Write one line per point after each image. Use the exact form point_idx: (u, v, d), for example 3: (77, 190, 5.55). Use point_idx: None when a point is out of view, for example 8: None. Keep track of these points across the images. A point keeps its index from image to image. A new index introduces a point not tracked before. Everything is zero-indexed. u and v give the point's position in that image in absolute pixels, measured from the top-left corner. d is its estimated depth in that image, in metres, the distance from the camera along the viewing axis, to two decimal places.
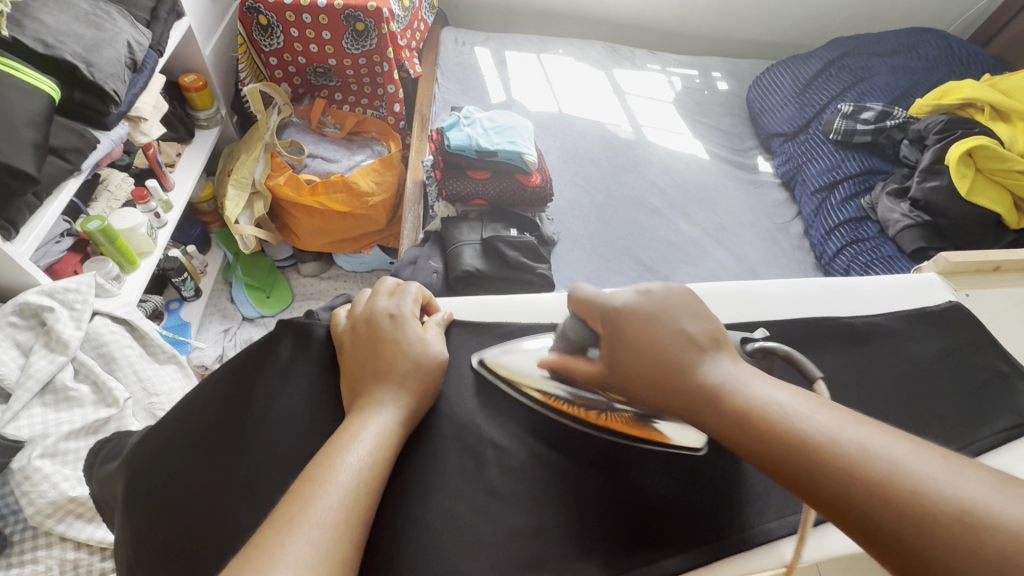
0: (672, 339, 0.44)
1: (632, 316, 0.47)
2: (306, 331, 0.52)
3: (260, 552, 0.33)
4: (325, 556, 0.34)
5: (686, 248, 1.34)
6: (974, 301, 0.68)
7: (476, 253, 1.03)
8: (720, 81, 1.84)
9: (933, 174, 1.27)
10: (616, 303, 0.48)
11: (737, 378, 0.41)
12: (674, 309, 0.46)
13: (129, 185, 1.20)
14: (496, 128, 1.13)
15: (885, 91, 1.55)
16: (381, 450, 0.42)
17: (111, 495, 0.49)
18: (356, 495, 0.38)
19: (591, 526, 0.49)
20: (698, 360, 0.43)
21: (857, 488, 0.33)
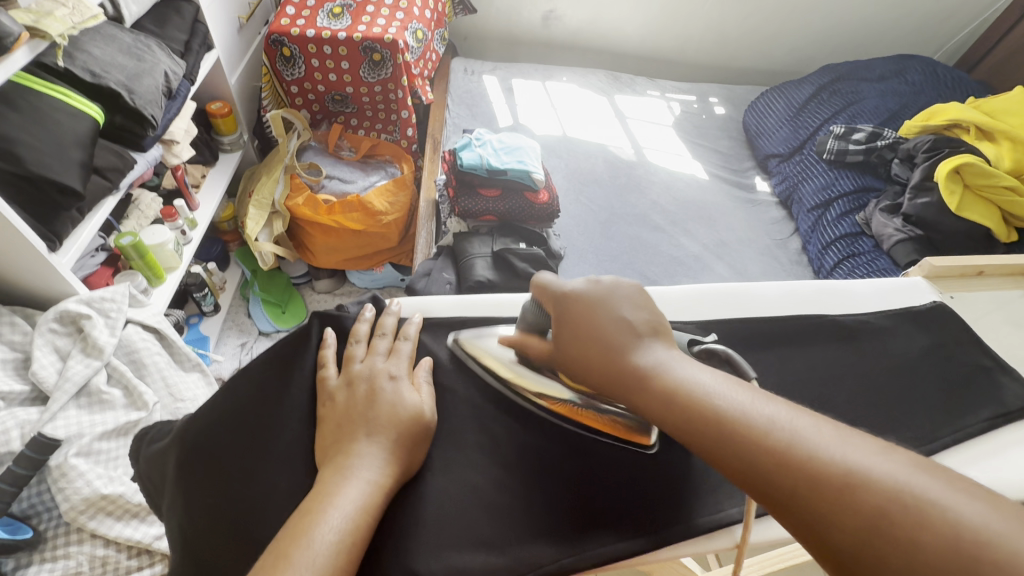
0: (615, 325, 0.47)
1: (578, 300, 0.50)
2: (338, 322, 0.57)
3: (293, 537, 0.39)
4: (351, 537, 0.40)
5: (688, 263, 1.40)
6: (959, 302, 0.72)
7: (487, 265, 1.08)
8: (717, 106, 1.92)
9: (923, 191, 1.33)
10: (567, 289, 0.51)
11: (669, 360, 0.44)
12: (618, 299, 0.49)
13: (158, 204, 1.26)
14: (506, 149, 1.20)
15: (875, 113, 1.63)
16: (400, 441, 0.47)
17: (160, 473, 0.53)
18: (379, 486, 0.44)
19: (606, 499, 0.52)
20: (632, 343, 0.45)
21: (758, 457, 0.35)
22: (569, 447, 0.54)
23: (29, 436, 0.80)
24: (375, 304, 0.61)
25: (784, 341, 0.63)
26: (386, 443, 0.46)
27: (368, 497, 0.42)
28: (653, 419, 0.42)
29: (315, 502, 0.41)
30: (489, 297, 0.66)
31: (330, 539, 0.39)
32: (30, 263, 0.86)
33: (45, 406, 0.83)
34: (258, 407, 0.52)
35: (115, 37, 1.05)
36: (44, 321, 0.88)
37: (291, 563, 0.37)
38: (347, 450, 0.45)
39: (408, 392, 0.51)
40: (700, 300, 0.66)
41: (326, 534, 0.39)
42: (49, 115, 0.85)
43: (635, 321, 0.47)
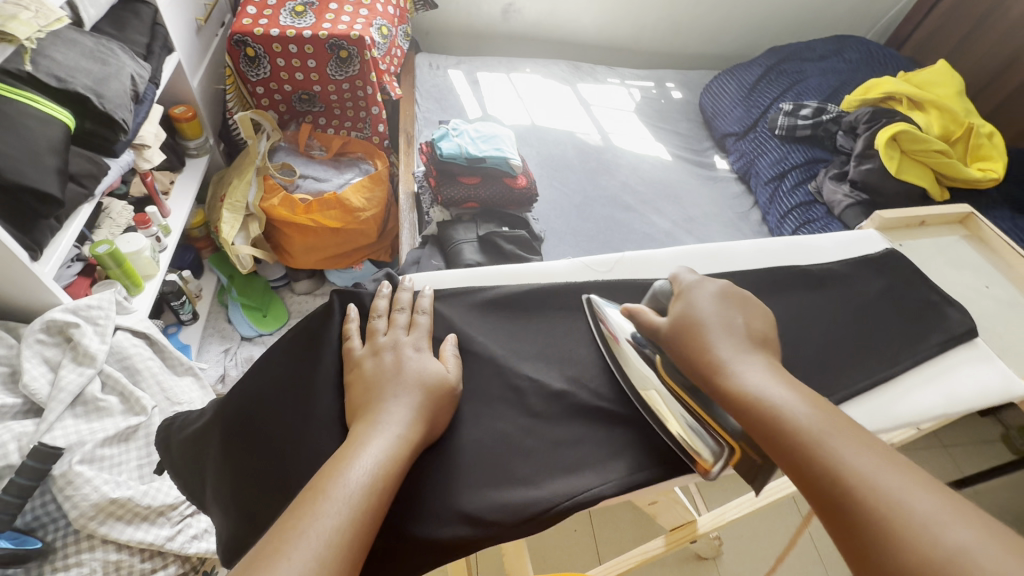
0: (719, 327, 0.50)
1: (707, 301, 0.53)
2: (356, 298, 0.60)
3: (329, 478, 0.41)
4: (383, 476, 0.42)
5: (660, 238, 1.47)
6: (907, 249, 0.81)
7: (475, 249, 1.12)
8: (674, 90, 2.01)
9: (866, 158, 1.45)
10: (684, 290, 0.55)
11: (771, 373, 0.47)
12: (727, 309, 0.53)
13: (129, 212, 1.23)
14: (482, 137, 1.24)
15: (819, 90, 1.74)
16: (426, 398, 0.50)
17: (203, 451, 0.56)
18: (410, 432, 0.47)
19: (623, 435, 0.57)
20: (741, 347, 0.49)
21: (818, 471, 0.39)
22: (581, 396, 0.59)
23: (27, 447, 0.78)
24: (391, 282, 0.65)
25: (762, 291, 0.70)
26: (413, 401, 0.49)
27: (397, 441, 0.45)
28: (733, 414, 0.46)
29: (347, 447, 0.44)
30: (492, 269, 0.71)
31: (361, 476, 0.42)
32: (10, 273, 0.85)
33: (40, 418, 0.82)
34: (290, 382, 0.55)
35: (76, 41, 1.02)
36: (31, 332, 0.86)
37: (326, 497, 0.39)
38: (375, 406, 0.48)
39: (432, 360, 0.54)
40: (685, 260, 0.72)
41: (359, 474, 0.41)
42: (21, 121, 0.83)
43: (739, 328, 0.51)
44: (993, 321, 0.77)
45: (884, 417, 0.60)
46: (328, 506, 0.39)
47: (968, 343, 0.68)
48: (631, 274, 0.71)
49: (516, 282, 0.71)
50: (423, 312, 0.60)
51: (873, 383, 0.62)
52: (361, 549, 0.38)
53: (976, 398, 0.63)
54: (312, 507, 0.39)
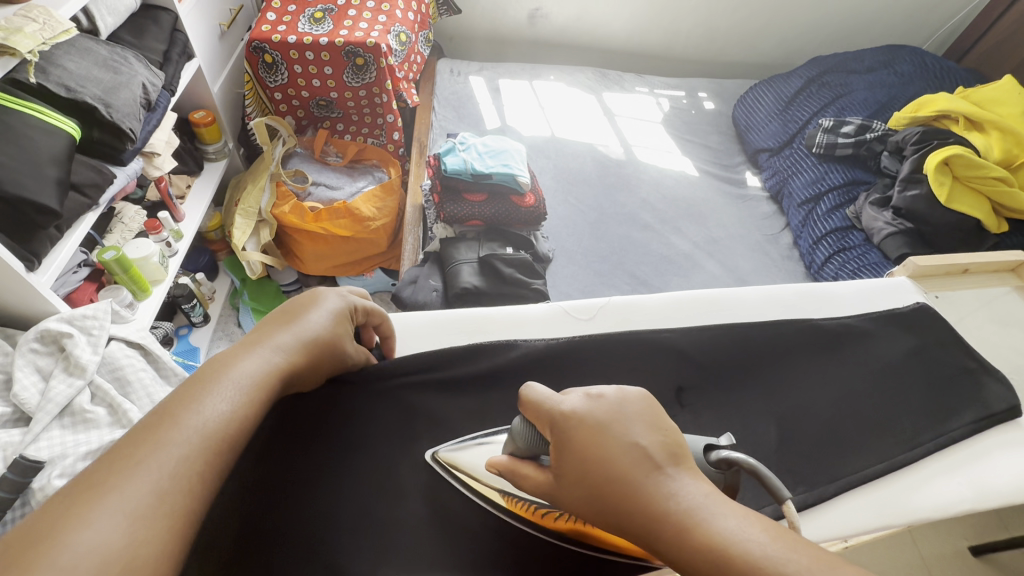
0: (626, 455, 0.38)
1: (582, 424, 0.40)
2: None
3: (181, 411, 0.40)
4: (238, 410, 0.43)
5: (678, 261, 1.39)
6: (945, 302, 0.72)
7: (473, 271, 1.07)
8: (706, 101, 1.92)
9: (913, 182, 1.32)
10: (565, 408, 0.42)
11: (707, 506, 0.35)
12: (627, 417, 0.40)
13: (142, 217, 1.25)
14: (491, 152, 1.19)
15: (864, 105, 1.60)
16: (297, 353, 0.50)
17: None
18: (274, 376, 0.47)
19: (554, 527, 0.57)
20: (652, 478, 0.37)
21: None
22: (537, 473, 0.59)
23: (11, 458, 0.79)
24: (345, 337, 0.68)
25: (760, 350, 0.65)
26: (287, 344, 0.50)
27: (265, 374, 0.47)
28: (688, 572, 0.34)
29: (213, 377, 0.44)
30: (460, 316, 0.72)
31: (216, 411, 0.42)
32: (7, 282, 0.86)
33: (27, 427, 0.82)
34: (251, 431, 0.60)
35: (90, 50, 1.03)
36: (26, 341, 0.89)
37: (172, 428, 0.39)
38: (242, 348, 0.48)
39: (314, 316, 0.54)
40: (683, 306, 0.71)
41: (211, 413, 0.41)
42: (23, 132, 0.83)
43: (648, 444, 0.39)
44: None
45: (900, 512, 0.55)
46: (173, 437, 0.39)
47: (1009, 422, 0.62)
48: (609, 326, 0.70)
49: (487, 325, 0.72)
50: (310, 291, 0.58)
51: (887, 469, 0.58)
52: (205, 475, 0.39)
53: (1011, 491, 0.57)
54: (154, 437, 0.38)
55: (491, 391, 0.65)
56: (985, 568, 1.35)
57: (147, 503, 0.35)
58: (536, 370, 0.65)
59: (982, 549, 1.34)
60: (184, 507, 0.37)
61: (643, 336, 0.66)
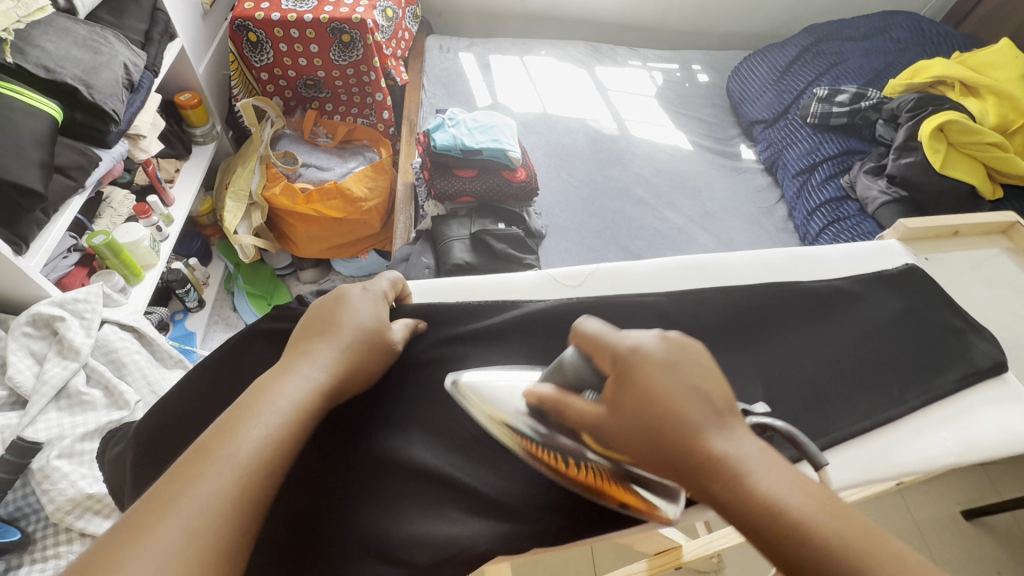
0: (691, 396, 0.39)
1: (649, 362, 0.41)
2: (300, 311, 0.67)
3: (222, 437, 0.41)
4: (282, 434, 0.43)
5: (672, 235, 1.39)
6: (934, 262, 0.72)
7: (466, 247, 1.06)
8: (700, 73, 1.90)
9: (907, 150, 1.31)
10: (630, 343, 0.43)
11: (763, 462, 0.37)
12: (693, 363, 0.41)
13: (131, 201, 1.24)
14: (480, 127, 1.17)
15: (859, 73, 1.58)
16: (340, 362, 0.51)
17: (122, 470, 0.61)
18: (316, 392, 0.47)
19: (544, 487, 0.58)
20: (712, 423, 0.39)
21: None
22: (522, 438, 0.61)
23: (10, 440, 0.80)
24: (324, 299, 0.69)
25: (746, 315, 0.66)
26: (336, 352, 0.51)
27: (310, 381, 0.48)
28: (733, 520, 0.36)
29: (262, 390, 0.46)
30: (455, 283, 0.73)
31: (257, 436, 0.41)
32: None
33: (24, 410, 0.83)
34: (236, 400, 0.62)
35: (68, 29, 1.01)
36: (18, 325, 0.88)
37: (213, 459, 0.39)
38: (294, 360, 0.49)
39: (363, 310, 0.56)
40: (670, 273, 0.70)
41: (252, 438, 0.41)
42: (2, 113, 0.82)
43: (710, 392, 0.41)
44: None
45: (886, 467, 0.56)
46: (215, 468, 0.39)
47: (995, 379, 0.63)
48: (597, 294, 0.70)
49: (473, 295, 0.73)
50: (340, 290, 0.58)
51: (872, 426, 0.58)
52: (254, 503, 0.39)
53: (994, 448, 0.58)
54: (197, 468, 0.39)
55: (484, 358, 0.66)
56: (976, 531, 1.38)
57: (170, 558, 0.34)
58: (524, 340, 0.66)
59: (973, 513, 1.37)
60: (228, 542, 0.37)
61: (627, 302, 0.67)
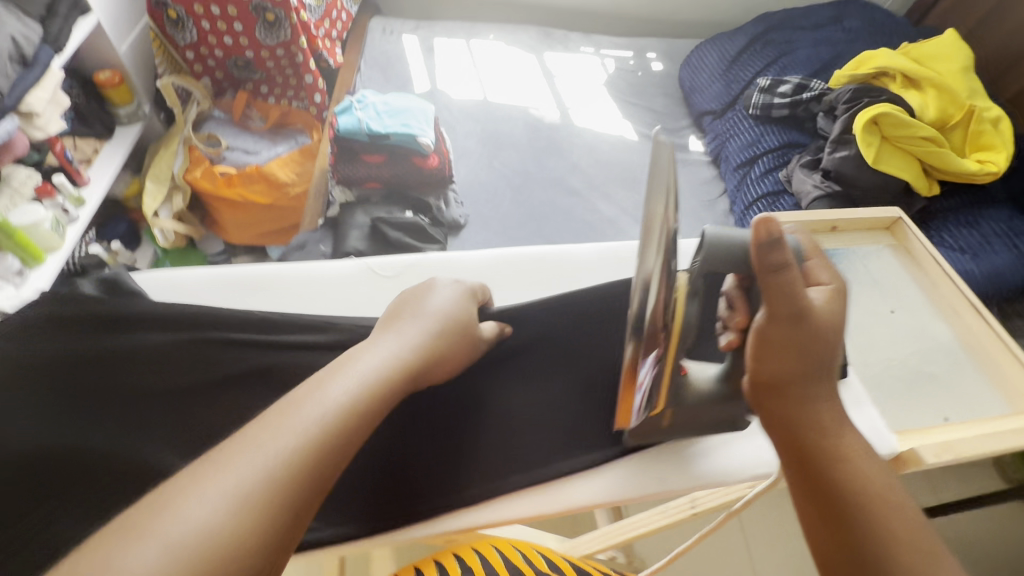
0: (834, 346, 0.48)
1: (829, 311, 0.49)
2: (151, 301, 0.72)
3: (308, 395, 0.45)
4: (347, 407, 0.45)
5: (601, 227, 1.35)
6: None
7: (362, 236, 1.03)
8: (654, 62, 1.84)
9: (842, 144, 1.26)
10: (826, 283, 0.51)
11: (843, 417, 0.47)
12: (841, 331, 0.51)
13: (34, 181, 1.17)
14: (390, 111, 1.13)
15: (806, 63, 1.53)
16: (416, 349, 0.56)
17: None
18: (390, 375, 0.51)
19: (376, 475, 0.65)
20: (826, 375, 0.48)
21: (877, 512, 0.42)
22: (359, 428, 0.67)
23: None
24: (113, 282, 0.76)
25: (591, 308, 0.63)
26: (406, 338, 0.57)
27: (395, 355, 0.54)
28: (797, 437, 0.46)
29: (341, 362, 0.51)
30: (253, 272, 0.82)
31: (336, 396, 0.46)
32: None
33: None
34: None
35: None
36: None
37: (287, 417, 0.43)
38: (385, 340, 0.56)
39: (450, 309, 0.64)
40: None
41: (336, 394, 0.46)
42: None
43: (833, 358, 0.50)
44: (912, 361, 0.88)
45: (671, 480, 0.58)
46: (282, 429, 0.41)
47: None
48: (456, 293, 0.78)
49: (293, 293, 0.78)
50: (428, 282, 0.69)
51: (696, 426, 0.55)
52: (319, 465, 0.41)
53: None
54: (278, 418, 0.43)
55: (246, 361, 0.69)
56: None
57: (227, 498, 0.36)
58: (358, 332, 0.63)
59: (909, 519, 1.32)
60: (286, 497, 0.38)
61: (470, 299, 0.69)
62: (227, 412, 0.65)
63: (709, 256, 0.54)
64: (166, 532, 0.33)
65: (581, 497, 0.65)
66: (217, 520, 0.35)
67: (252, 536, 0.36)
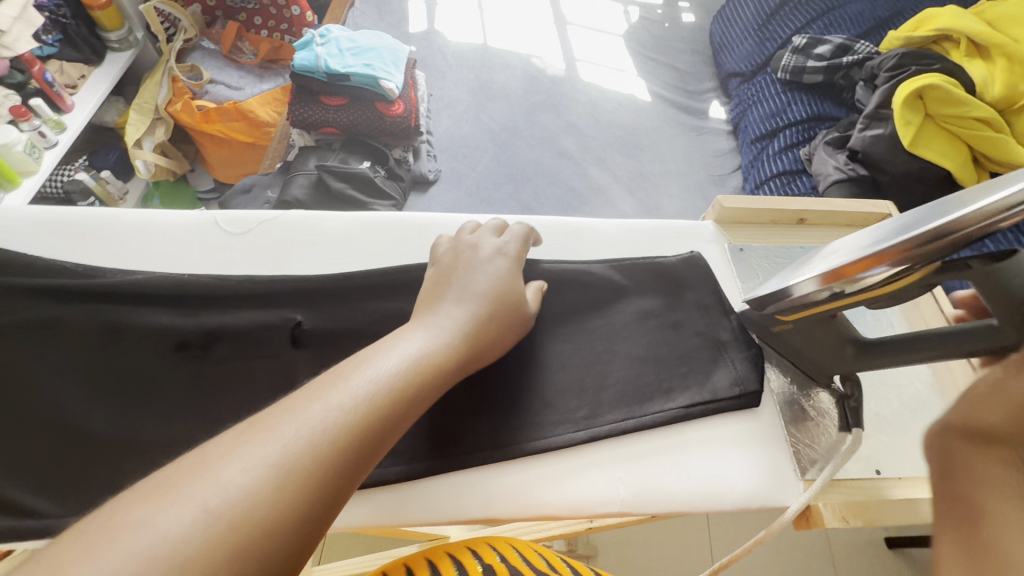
0: None
1: None
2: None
3: (365, 360, 0.39)
4: (409, 371, 0.39)
5: (587, 196, 1.23)
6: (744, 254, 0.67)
7: (306, 183, 0.97)
8: (685, 13, 1.63)
9: (877, 120, 1.08)
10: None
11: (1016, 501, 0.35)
12: None
13: (10, 103, 1.20)
14: (355, 49, 1.04)
15: (856, 21, 1.34)
16: (482, 321, 0.48)
17: None
18: (453, 344, 0.44)
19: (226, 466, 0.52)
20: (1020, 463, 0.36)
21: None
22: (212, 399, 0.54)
23: None
24: None
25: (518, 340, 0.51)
26: (473, 312, 0.48)
27: (442, 339, 0.44)
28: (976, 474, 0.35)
29: (378, 344, 0.42)
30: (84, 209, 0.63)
31: (390, 364, 0.39)
32: None
33: None
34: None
35: None
36: None
37: (341, 378, 0.36)
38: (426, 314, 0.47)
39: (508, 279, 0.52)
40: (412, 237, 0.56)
41: (387, 364, 0.39)
42: None
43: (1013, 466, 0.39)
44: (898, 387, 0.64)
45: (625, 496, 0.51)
46: (335, 389, 0.35)
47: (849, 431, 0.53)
48: (296, 255, 0.63)
49: (106, 236, 0.62)
50: (471, 247, 0.54)
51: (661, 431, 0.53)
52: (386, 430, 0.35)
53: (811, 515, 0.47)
54: (330, 380, 0.36)
55: (30, 313, 0.56)
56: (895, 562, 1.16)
57: (303, 432, 0.32)
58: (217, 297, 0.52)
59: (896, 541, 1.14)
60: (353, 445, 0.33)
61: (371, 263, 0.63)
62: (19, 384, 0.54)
63: (987, 280, 0.44)
64: (203, 498, 0.27)
65: (417, 513, 0.52)
66: (242, 494, 0.27)
67: (289, 513, 0.28)
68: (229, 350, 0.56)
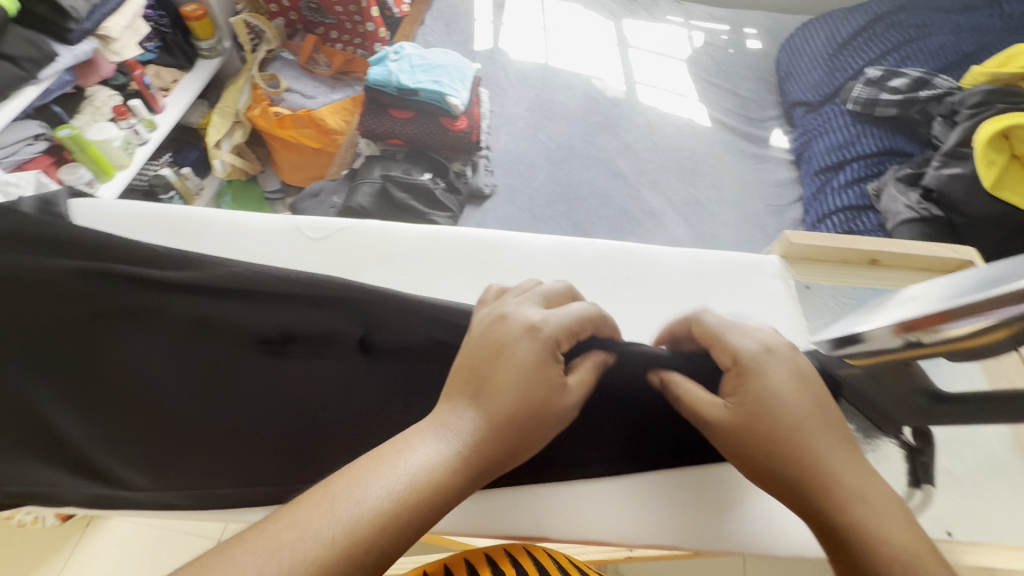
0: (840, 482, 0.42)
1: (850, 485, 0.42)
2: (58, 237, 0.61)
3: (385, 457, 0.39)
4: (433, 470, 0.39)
5: (640, 219, 1.22)
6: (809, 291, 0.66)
7: (370, 191, 1.02)
8: (751, 39, 1.61)
9: (956, 158, 1.04)
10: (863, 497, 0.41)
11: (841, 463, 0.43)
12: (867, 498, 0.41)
13: (113, 102, 1.32)
14: (425, 66, 1.08)
15: (936, 55, 1.28)
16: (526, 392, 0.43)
17: None
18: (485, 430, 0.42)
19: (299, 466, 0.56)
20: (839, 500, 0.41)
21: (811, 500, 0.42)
22: (291, 406, 0.58)
23: None
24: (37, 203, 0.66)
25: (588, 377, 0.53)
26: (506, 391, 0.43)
27: (464, 434, 0.41)
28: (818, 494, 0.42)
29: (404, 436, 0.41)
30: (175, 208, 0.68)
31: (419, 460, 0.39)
32: None
33: None
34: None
35: None
36: None
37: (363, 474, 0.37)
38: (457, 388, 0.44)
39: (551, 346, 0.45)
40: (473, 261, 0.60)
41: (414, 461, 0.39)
42: None
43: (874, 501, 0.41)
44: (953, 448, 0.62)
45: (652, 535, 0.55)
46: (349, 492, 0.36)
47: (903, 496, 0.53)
48: (367, 262, 0.66)
49: (199, 232, 0.68)
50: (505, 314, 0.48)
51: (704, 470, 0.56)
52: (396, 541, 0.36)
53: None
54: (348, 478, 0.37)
55: (124, 300, 0.60)
56: None
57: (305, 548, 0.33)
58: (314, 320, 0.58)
59: None
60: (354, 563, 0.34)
61: (434, 274, 0.66)
62: (117, 365, 0.59)
63: None
64: None
65: (462, 524, 0.56)
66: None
67: None
68: (302, 351, 0.60)
